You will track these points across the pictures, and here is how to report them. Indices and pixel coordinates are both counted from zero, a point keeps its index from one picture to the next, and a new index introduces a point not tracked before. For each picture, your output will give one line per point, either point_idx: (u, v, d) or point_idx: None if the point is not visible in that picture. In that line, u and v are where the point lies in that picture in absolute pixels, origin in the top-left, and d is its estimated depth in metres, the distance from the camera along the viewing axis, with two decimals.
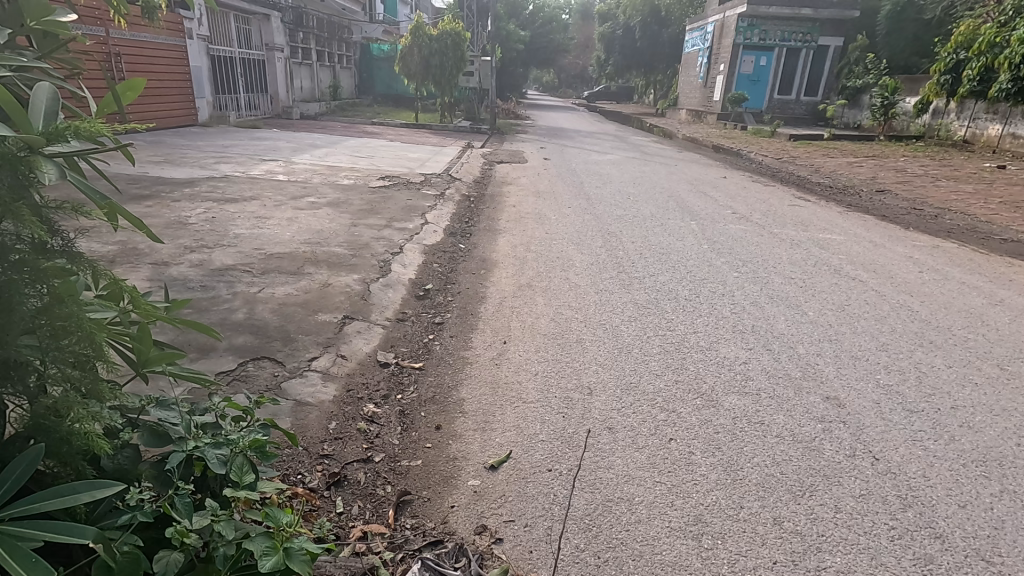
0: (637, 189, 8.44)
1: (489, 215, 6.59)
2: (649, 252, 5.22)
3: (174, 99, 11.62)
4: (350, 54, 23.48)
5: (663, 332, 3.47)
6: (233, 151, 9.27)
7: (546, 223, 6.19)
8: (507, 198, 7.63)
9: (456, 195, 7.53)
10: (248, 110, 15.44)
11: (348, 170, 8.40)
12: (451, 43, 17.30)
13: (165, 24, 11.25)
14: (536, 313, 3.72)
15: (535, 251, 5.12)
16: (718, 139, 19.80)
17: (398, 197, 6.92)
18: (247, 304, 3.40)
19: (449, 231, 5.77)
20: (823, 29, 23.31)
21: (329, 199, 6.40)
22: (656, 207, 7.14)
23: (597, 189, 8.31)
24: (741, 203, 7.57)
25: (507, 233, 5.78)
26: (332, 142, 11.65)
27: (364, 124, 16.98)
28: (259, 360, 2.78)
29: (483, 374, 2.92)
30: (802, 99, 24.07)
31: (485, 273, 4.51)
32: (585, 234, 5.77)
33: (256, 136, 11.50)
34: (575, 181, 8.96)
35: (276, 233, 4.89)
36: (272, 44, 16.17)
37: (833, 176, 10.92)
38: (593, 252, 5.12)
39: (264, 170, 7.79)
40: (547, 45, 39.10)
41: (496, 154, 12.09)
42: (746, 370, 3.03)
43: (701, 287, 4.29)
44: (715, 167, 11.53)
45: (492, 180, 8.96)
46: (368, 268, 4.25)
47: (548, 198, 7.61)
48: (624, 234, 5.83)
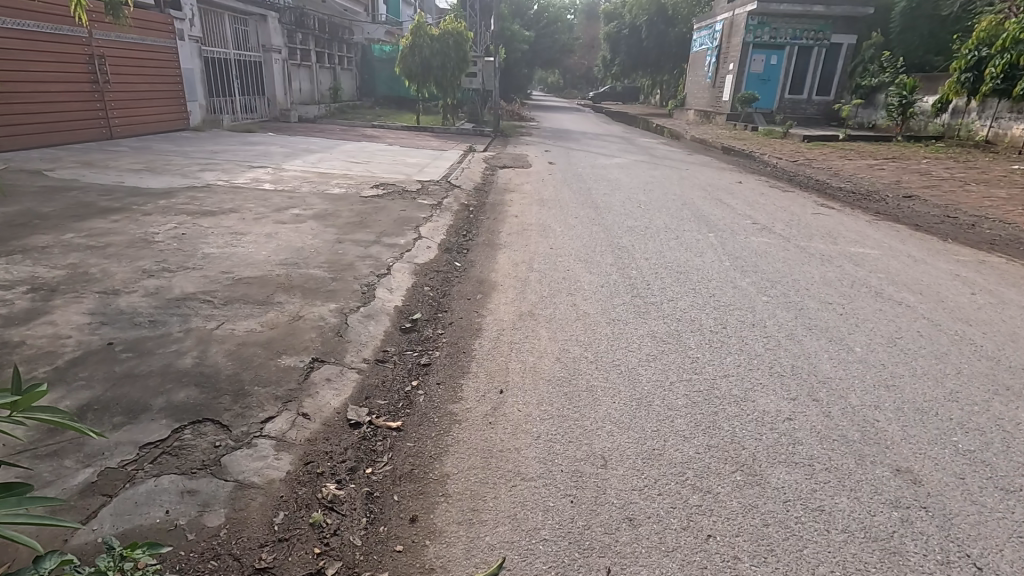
0: (648, 195, 7.93)
1: (489, 227, 6.10)
2: (665, 271, 4.70)
3: (164, 102, 11.18)
4: (351, 55, 23.07)
5: (688, 376, 2.94)
6: (222, 157, 8.81)
7: (552, 236, 5.68)
8: (509, 207, 7.14)
9: (455, 204, 7.04)
10: (244, 113, 15.02)
11: (340, 177, 7.92)
12: (453, 44, 16.83)
13: (154, 24, 10.81)
14: (539, 351, 3.20)
15: (538, 270, 4.61)
16: (728, 140, 19.23)
17: (392, 207, 6.43)
18: (199, 345, 2.90)
19: (445, 247, 5.28)
20: (835, 27, 22.69)
21: (316, 210, 5.92)
22: (670, 217, 6.63)
23: (605, 196, 7.80)
24: (760, 212, 7.04)
25: (509, 247, 5.29)
26: (328, 146, 11.19)
27: (364, 127, 16.53)
28: (199, 426, 2.26)
29: (474, 437, 2.41)
30: (814, 98, 23.43)
31: (482, 298, 4.00)
32: (595, 249, 5.26)
33: (249, 140, 11.04)
34: (582, 187, 8.46)
35: (250, 252, 4.40)
36: (269, 45, 15.73)
37: (854, 180, 10.34)
38: (603, 271, 4.60)
39: (251, 178, 7.32)
40: (551, 45, 38.57)
41: (499, 158, 11.59)
42: (793, 430, 2.50)
43: (727, 315, 3.77)
44: (729, 170, 10.98)
45: (494, 187, 8.46)
46: (348, 296, 3.74)
47: (553, 207, 7.11)
48: (637, 248, 5.31)
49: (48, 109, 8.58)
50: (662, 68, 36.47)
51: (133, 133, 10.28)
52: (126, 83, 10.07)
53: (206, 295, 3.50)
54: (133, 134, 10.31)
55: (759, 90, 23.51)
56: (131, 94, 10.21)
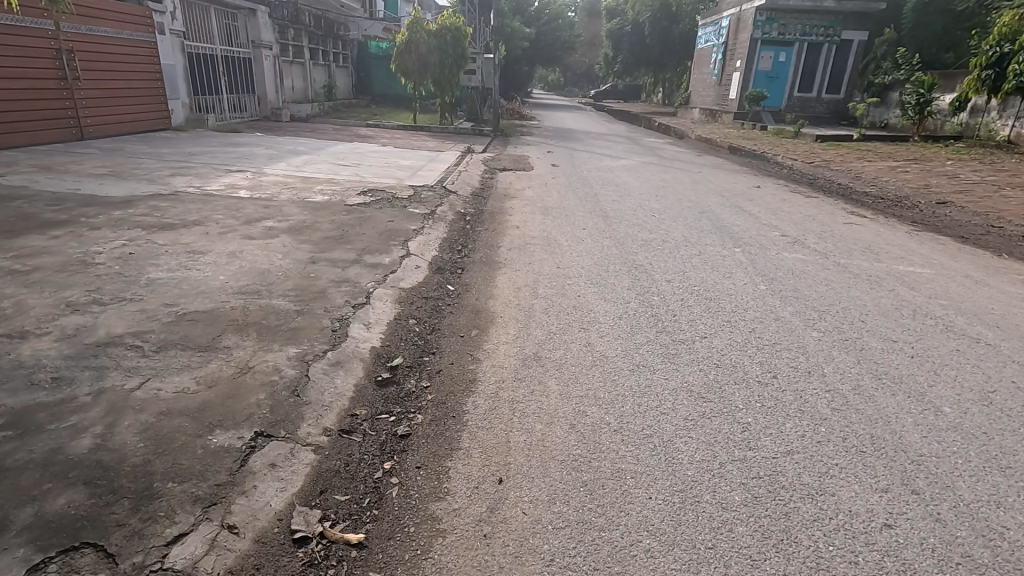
0: (662, 202, 7.25)
1: (488, 241, 5.43)
2: (692, 296, 4.05)
3: (142, 101, 10.53)
4: (346, 52, 22.38)
5: (742, 455, 2.29)
6: (199, 160, 8.15)
7: (559, 252, 5.03)
8: (509, 216, 6.48)
9: (451, 213, 6.40)
10: (232, 111, 14.36)
11: (325, 182, 7.26)
12: (451, 40, 16.16)
13: (132, 18, 10.16)
14: (549, 414, 2.54)
15: (545, 296, 3.95)
16: (736, 140, 18.57)
17: (380, 217, 5.77)
18: (108, 415, 2.23)
19: (438, 266, 4.61)
20: (847, 23, 21.99)
21: (293, 223, 5.25)
22: (690, 228, 5.96)
23: (615, 203, 7.13)
24: (789, 222, 6.36)
25: (510, 266, 4.63)
26: (317, 147, 10.53)
27: (358, 126, 15.86)
28: (71, 561, 1.59)
29: (463, 564, 1.75)
30: (824, 96, 22.73)
31: (479, 335, 3.34)
32: (608, 267, 4.60)
33: (232, 141, 10.38)
34: (589, 193, 7.78)
35: (205, 278, 3.73)
36: (259, 41, 15.06)
37: (879, 184, 9.67)
38: (620, 297, 3.95)
39: (226, 184, 6.66)
40: (552, 41, 37.78)
41: (499, 160, 10.94)
42: (897, 549, 1.84)
43: (775, 358, 3.12)
44: (745, 174, 10.29)
45: (493, 193, 7.80)
46: (315, 337, 3.07)
47: (559, 216, 6.45)
48: (657, 267, 4.66)
49: (9, 108, 7.92)
50: (665, 65, 35.68)
51: (107, 133, 9.62)
52: (99, 80, 9.40)
53: (135, 339, 2.82)
54: (108, 134, 9.65)
55: (767, 87, 22.82)
56: (105, 92, 9.56)
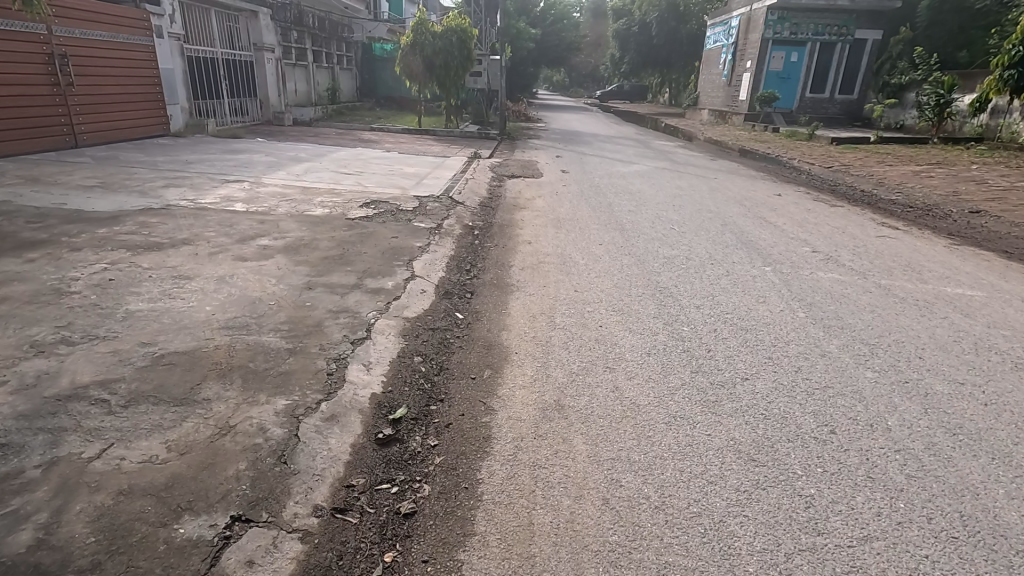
0: (680, 213, 6.88)
1: (498, 259, 5.07)
2: (725, 326, 3.67)
3: (139, 106, 10.24)
4: (350, 54, 22.09)
5: (810, 543, 1.93)
6: (195, 169, 7.84)
7: (576, 272, 4.66)
8: (520, 229, 6.12)
9: (458, 227, 6.05)
10: (233, 115, 14.07)
11: (326, 193, 6.93)
12: (456, 41, 15.83)
13: (128, 21, 9.86)
14: (577, 485, 2.19)
15: (564, 327, 3.59)
16: (748, 142, 18.14)
17: (383, 233, 5.43)
18: (58, 496, 1.88)
19: (445, 290, 4.25)
20: (860, 22, 21.52)
21: (290, 240, 4.91)
22: (713, 244, 5.58)
23: (630, 215, 6.76)
24: (818, 235, 5.98)
25: (524, 290, 4.27)
26: (319, 154, 10.22)
27: (362, 130, 15.55)
28: None
29: None
30: (837, 97, 22.26)
31: (492, 377, 2.98)
32: (630, 291, 4.24)
33: (231, 148, 10.08)
34: (602, 203, 7.41)
35: (189, 308, 3.39)
36: (261, 43, 14.76)
37: (904, 190, 9.24)
38: (646, 328, 3.58)
39: (221, 197, 6.34)
40: (557, 42, 37.40)
41: (507, 166, 10.57)
42: None
43: (829, 407, 2.74)
44: (763, 180, 9.90)
45: (502, 202, 7.44)
46: (308, 384, 2.71)
47: (573, 229, 6.09)
48: (683, 290, 4.28)
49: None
50: (672, 65, 35.22)
51: (102, 140, 9.33)
52: (94, 85, 9.11)
53: (100, 391, 2.47)
54: (103, 141, 9.37)
55: (778, 88, 22.37)
56: (100, 97, 9.26)
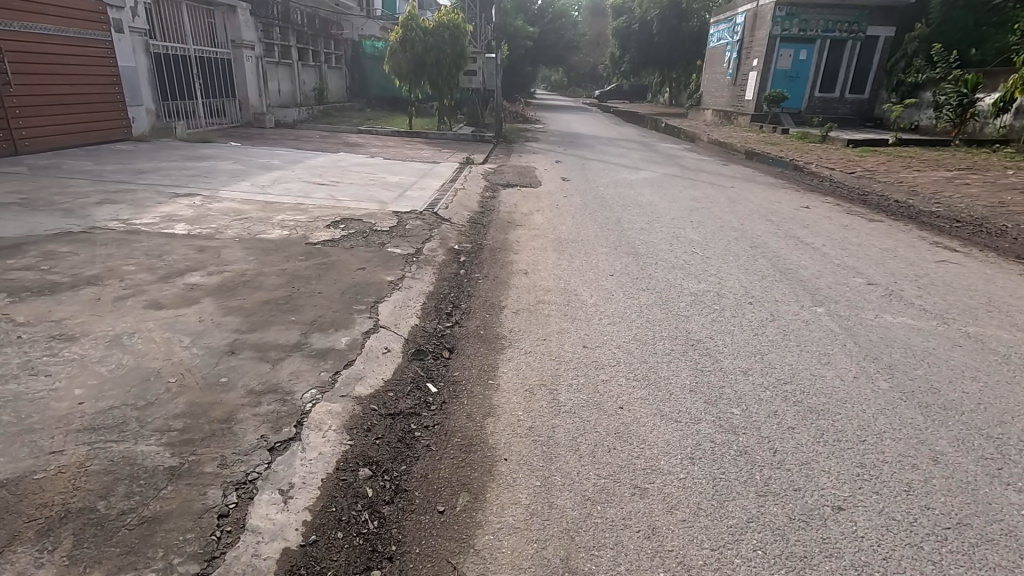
0: (701, 233, 5.94)
1: (489, 296, 4.14)
2: (787, 405, 2.75)
3: (94, 108, 9.33)
4: (338, 52, 21.13)
5: None
6: (146, 180, 6.89)
7: (585, 319, 3.72)
8: (515, 253, 5.19)
9: (442, 252, 5.10)
10: (208, 118, 13.15)
11: (290, 209, 5.99)
12: (449, 38, 14.89)
13: (80, 14, 8.94)
14: None
15: (573, 411, 2.64)
16: (757, 144, 17.27)
17: (348, 263, 4.48)
18: None
19: (415, 347, 3.31)
20: (872, 18, 20.62)
21: (228, 276, 3.96)
22: (746, 274, 4.65)
23: (645, 235, 5.82)
24: (868, 261, 5.05)
25: (518, 346, 3.32)
26: (295, 160, 9.27)
27: (348, 133, 14.62)
28: None
29: None
30: (847, 97, 21.40)
31: (469, 510, 2.04)
32: (655, 348, 3.31)
33: (197, 154, 9.13)
34: (610, 219, 6.50)
35: (50, 391, 2.44)
36: (239, 40, 13.77)
37: (943, 200, 8.34)
38: (684, 414, 2.64)
39: (162, 216, 5.39)
40: (556, 42, 36.50)
41: (503, 173, 9.66)
42: None
43: (976, 570, 1.80)
44: (784, 189, 8.96)
45: (496, 218, 6.52)
46: (180, 544, 1.74)
47: (579, 253, 5.16)
48: (722, 348, 3.34)
49: None
50: (673, 65, 34.30)
51: (47, 147, 8.44)
52: (36, 85, 8.20)
53: None
54: (48, 147, 8.48)
55: (787, 87, 21.50)
56: (45, 99, 8.36)
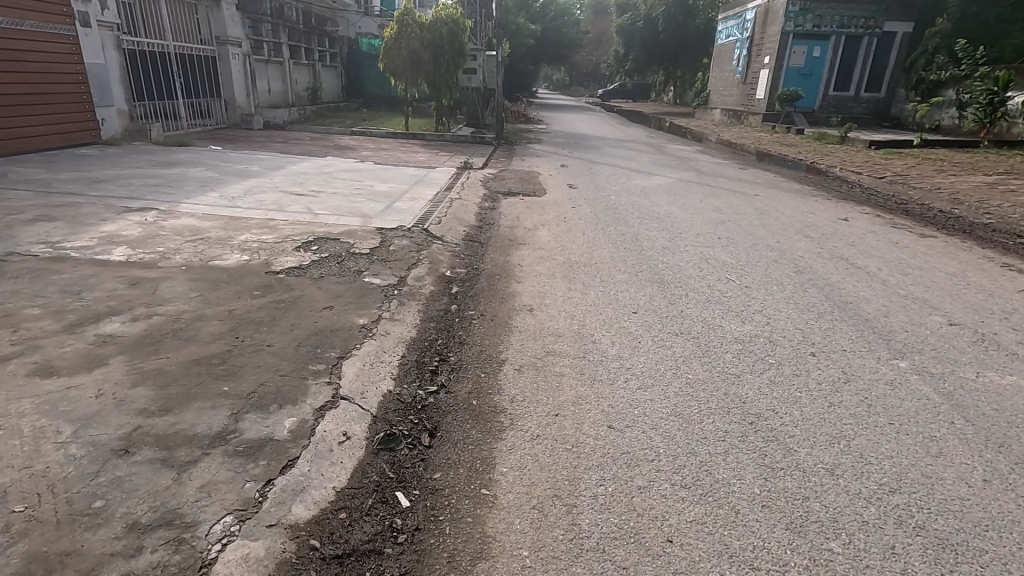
0: (733, 253, 5.11)
1: (485, 345, 3.33)
2: (911, 537, 1.92)
3: (57, 109, 8.54)
4: (334, 50, 20.31)
5: None
6: (99, 190, 6.09)
7: (607, 380, 2.91)
8: (517, 281, 4.39)
9: (431, 279, 4.29)
10: (189, 119, 12.36)
11: (257, 226, 5.17)
12: (447, 33, 14.07)
13: (39, 5, 8.14)
14: None
15: (602, 552, 1.85)
16: (772, 145, 16.41)
17: (314, 299, 3.68)
18: None
19: (385, 430, 2.49)
20: (889, 13, 19.74)
21: (156, 323, 3.14)
22: (799, 311, 3.83)
23: (668, 257, 4.98)
24: (940, 292, 4.23)
25: (521, 427, 2.50)
26: (276, 166, 8.46)
27: (339, 135, 13.79)
28: None
29: None
30: (863, 95, 20.55)
31: None
32: (705, 431, 2.49)
33: (168, 158, 8.33)
34: (626, 235, 5.70)
35: None
36: (224, 36, 13.01)
37: (993, 209, 7.49)
38: (763, 559, 1.82)
39: (102, 236, 4.58)
40: (558, 40, 35.65)
41: (504, 180, 8.83)
42: None
43: None
44: (814, 198, 8.14)
45: (496, 235, 5.71)
46: None
47: (594, 281, 4.36)
48: (791, 429, 2.52)
49: None
50: (679, 62, 33.37)
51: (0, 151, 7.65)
52: None
53: None
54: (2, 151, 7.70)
55: (800, 86, 20.64)
56: None
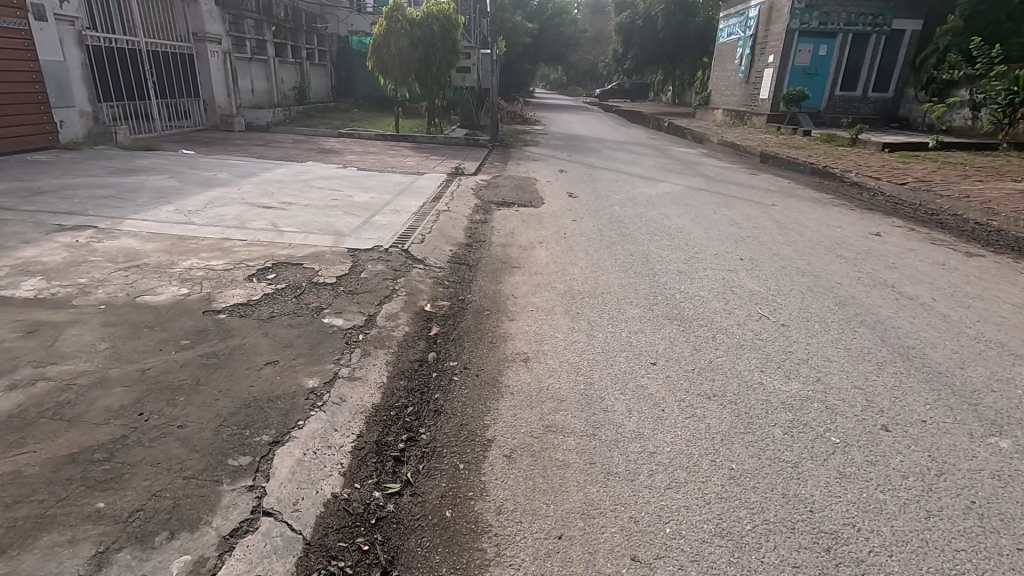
0: (761, 280, 4.43)
1: (467, 415, 2.62)
2: None
3: (8, 111, 7.80)
4: (323, 48, 19.54)
5: None
6: (35, 204, 5.36)
7: (626, 476, 2.20)
8: (511, 318, 3.69)
9: (407, 317, 3.59)
10: (162, 120, 11.61)
11: (207, 248, 4.44)
12: (439, 30, 13.36)
13: None
14: None
15: None
16: (780, 147, 15.73)
17: (257, 349, 2.96)
18: None
19: (319, 568, 1.78)
20: (898, 11, 19.09)
21: (39, 391, 2.43)
22: (854, 362, 3.13)
23: (685, 285, 4.30)
24: (1016, 333, 3.53)
25: (511, 566, 1.78)
26: (248, 173, 7.73)
27: (325, 137, 13.05)
28: None
29: None
30: (870, 95, 19.90)
31: None
32: (769, 569, 1.79)
33: (129, 165, 7.60)
34: (635, 256, 5.01)
35: None
36: (202, 33, 12.28)
37: None
38: None
39: (15, 264, 3.86)
40: (555, 40, 34.99)
41: (498, 187, 8.13)
42: None
43: None
44: (836, 207, 7.46)
45: (487, 256, 5.00)
46: None
47: (603, 318, 3.67)
48: (888, 562, 1.81)
49: None
50: (678, 62, 32.73)
51: None
52: None
53: None
54: None
55: (805, 85, 19.98)
56: None
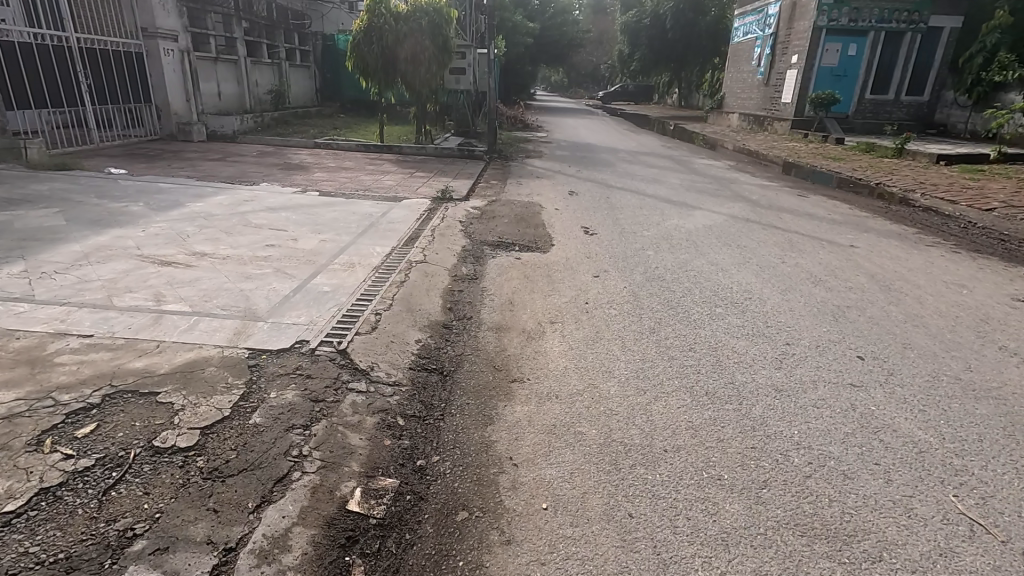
0: (920, 416, 2.69)
1: None
2: None
3: None
4: (304, 46, 17.80)
5: None
6: None
7: None
8: (506, 536, 1.95)
9: (305, 550, 1.83)
10: (100, 131, 9.91)
11: (8, 360, 2.71)
12: (428, 26, 11.62)
13: None
14: None
15: None
16: (813, 156, 13.98)
17: None
18: None
19: None
20: (937, 6, 17.27)
21: None
22: None
23: (803, 429, 2.57)
24: None
25: None
26: (171, 202, 6.02)
27: (297, 149, 11.34)
28: None
29: None
30: (905, 98, 18.15)
31: None
32: None
33: (18, 192, 5.91)
34: (700, 352, 3.28)
35: None
36: (152, 28, 10.57)
37: None
38: None
39: None
40: (559, 38, 33.19)
41: (494, 218, 6.40)
42: None
43: None
44: (934, 249, 5.71)
45: (471, 353, 3.27)
46: None
47: (680, 541, 1.93)
48: None
49: None
50: (687, 63, 31.00)
51: None
52: None
53: None
54: None
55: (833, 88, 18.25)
56: None
